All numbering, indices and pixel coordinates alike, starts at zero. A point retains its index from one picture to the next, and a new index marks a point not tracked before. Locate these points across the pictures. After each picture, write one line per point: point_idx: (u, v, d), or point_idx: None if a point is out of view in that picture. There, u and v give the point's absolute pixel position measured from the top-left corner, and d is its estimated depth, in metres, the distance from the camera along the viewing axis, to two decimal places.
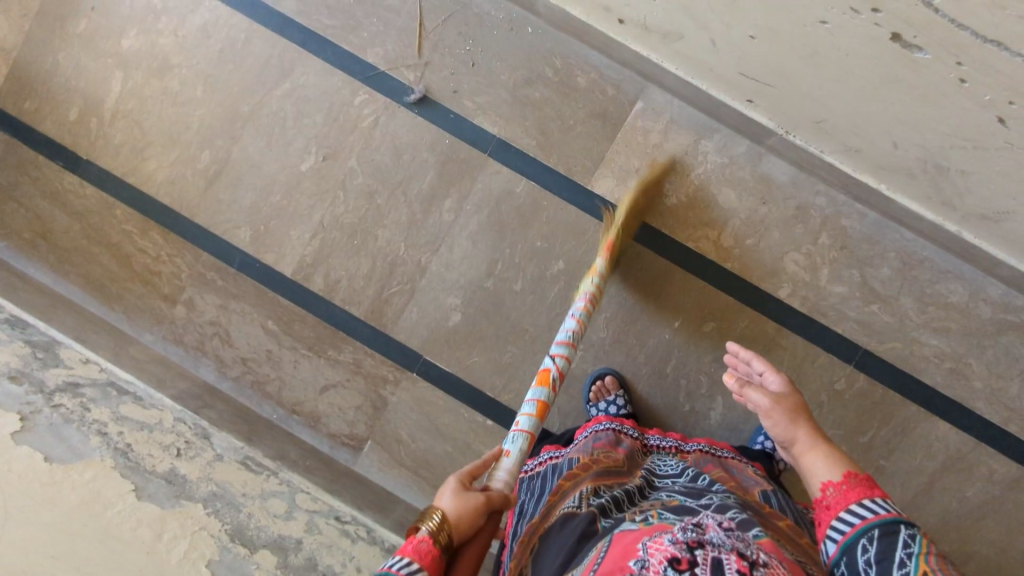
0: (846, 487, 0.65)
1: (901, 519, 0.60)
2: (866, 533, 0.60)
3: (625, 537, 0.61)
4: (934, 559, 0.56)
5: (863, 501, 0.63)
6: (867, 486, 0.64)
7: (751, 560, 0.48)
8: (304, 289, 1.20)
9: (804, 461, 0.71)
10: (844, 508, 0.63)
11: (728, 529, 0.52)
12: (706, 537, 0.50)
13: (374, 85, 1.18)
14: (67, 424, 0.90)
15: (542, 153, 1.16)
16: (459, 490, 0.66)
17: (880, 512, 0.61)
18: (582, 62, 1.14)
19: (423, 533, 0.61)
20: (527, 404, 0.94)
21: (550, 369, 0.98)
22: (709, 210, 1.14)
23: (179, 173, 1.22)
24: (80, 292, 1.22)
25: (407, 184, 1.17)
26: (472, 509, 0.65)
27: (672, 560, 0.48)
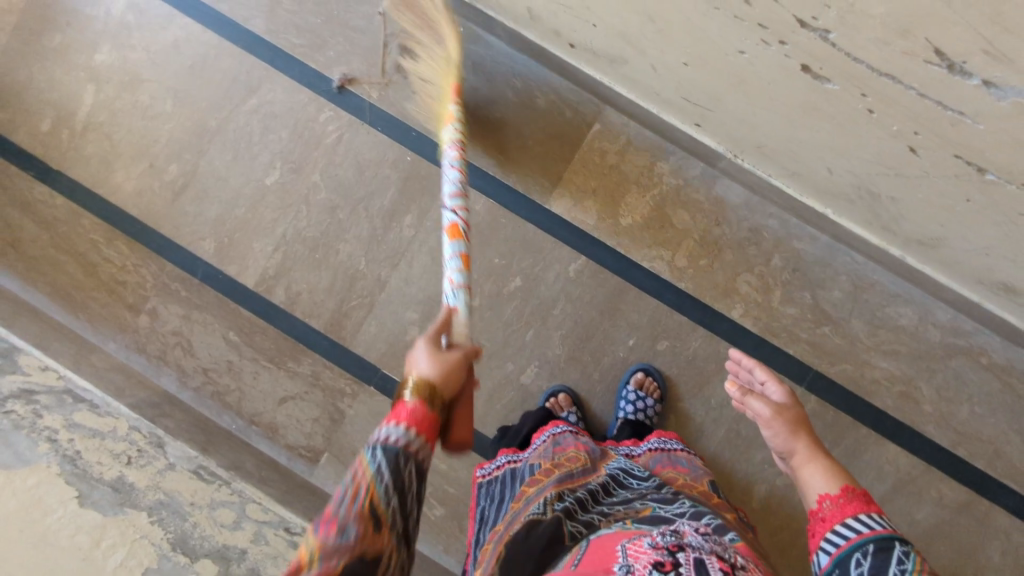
0: (843, 502, 0.65)
1: (897, 537, 0.61)
2: (861, 547, 0.61)
3: (603, 541, 0.67)
4: None
5: (859, 515, 0.64)
6: (863, 501, 0.65)
7: (729, 561, 0.57)
8: (265, 301, 1.22)
9: (803, 470, 0.71)
10: (840, 520, 0.64)
11: (703, 534, 0.62)
12: (686, 540, 0.60)
13: (338, 103, 1.20)
14: (14, 431, 0.92)
15: (501, 172, 1.18)
16: (437, 355, 0.69)
17: (875, 528, 0.62)
18: (542, 84, 1.17)
19: (405, 398, 0.62)
20: (451, 260, 0.93)
21: (456, 221, 0.96)
22: (664, 230, 1.15)
23: (147, 185, 1.24)
24: (46, 300, 1.24)
25: (368, 200, 1.20)
26: (453, 375, 0.68)
27: (656, 564, 0.56)
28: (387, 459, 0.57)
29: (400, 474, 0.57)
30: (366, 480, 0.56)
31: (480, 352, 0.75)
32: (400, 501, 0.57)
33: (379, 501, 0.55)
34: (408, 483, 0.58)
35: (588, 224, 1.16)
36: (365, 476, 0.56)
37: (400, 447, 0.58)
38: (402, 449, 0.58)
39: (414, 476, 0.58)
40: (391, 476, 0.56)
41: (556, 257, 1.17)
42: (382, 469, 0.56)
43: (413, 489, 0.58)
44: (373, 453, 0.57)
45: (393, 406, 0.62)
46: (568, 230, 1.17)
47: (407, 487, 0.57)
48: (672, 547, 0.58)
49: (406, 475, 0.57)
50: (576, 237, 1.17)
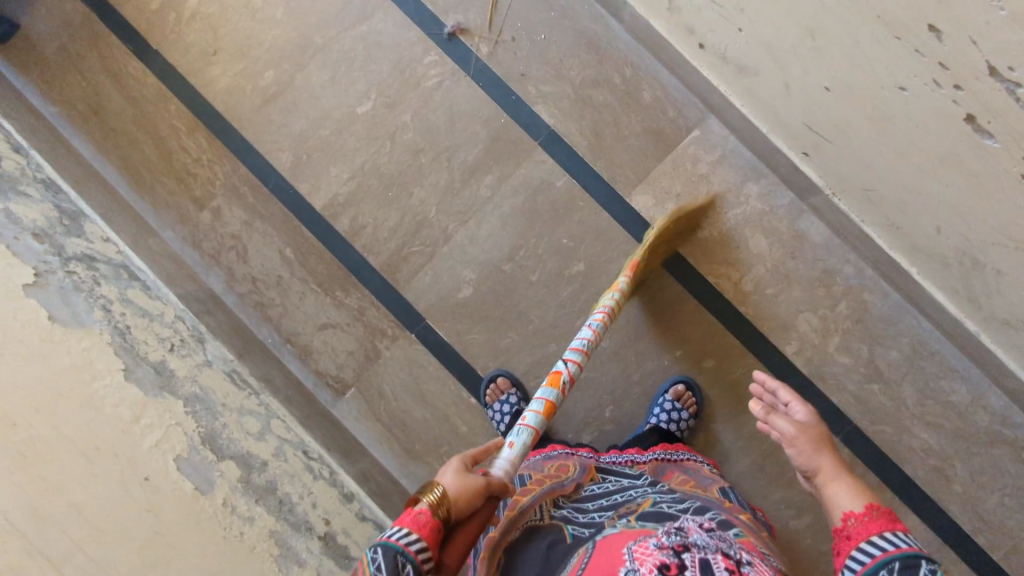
0: (866, 519, 0.58)
1: (924, 554, 0.53)
2: (887, 564, 0.54)
3: (610, 541, 0.65)
4: None
5: (884, 532, 0.57)
6: (889, 519, 0.58)
7: (735, 560, 0.56)
8: (328, 226, 1.21)
9: (827, 487, 0.65)
10: (864, 538, 0.57)
11: (709, 533, 0.61)
12: (690, 540, 0.59)
13: (446, 49, 1.19)
14: (74, 292, 0.93)
15: (590, 155, 1.16)
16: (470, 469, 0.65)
17: (902, 546, 0.55)
18: (651, 76, 1.15)
19: (417, 499, 0.59)
20: (536, 401, 0.83)
21: (563, 371, 0.88)
22: (738, 251, 1.14)
23: (239, 85, 1.23)
24: (116, 174, 1.25)
25: (452, 151, 1.19)
26: (477, 494, 0.62)
27: (661, 565, 0.55)
28: (386, 560, 0.55)
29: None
30: None
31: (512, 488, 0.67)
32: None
33: None
34: None
35: (663, 226, 1.15)
36: (361, 574, 0.56)
37: (401, 547, 0.56)
38: (403, 549, 0.56)
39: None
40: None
41: (625, 252, 1.16)
42: (379, 569, 0.55)
43: None
44: (374, 553, 0.56)
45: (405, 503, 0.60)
46: (643, 228, 1.15)
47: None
48: (678, 547, 0.57)
49: None
50: (650, 236, 1.15)
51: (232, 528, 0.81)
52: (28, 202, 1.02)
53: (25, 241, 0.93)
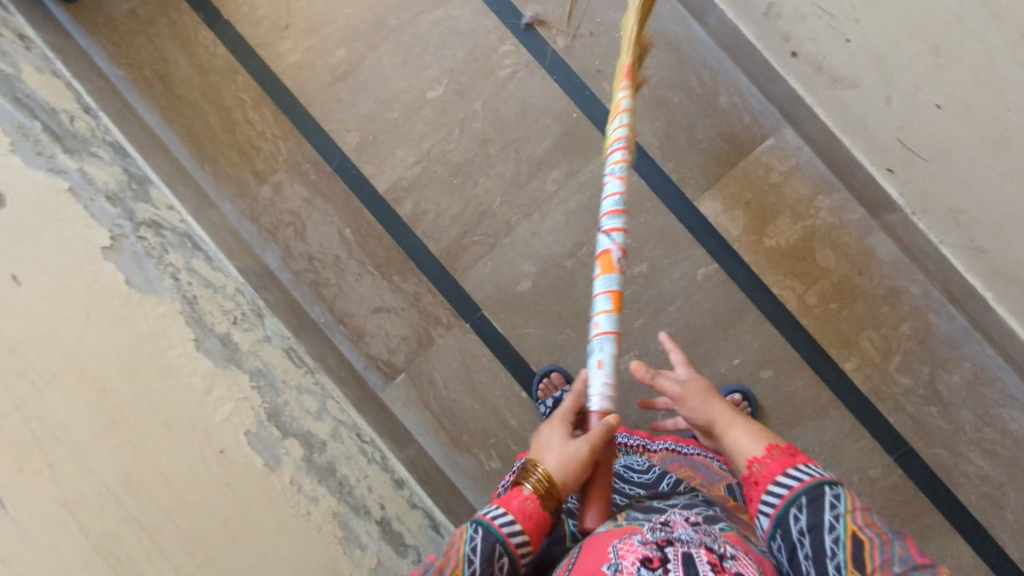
0: (767, 461, 0.63)
1: (826, 480, 0.59)
2: (795, 503, 0.59)
3: (594, 541, 0.64)
4: (862, 514, 0.57)
5: (786, 469, 0.61)
6: (789, 455, 0.62)
7: (718, 554, 0.56)
8: (391, 210, 1.21)
9: (725, 433, 0.69)
10: (771, 480, 0.61)
11: (694, 526, 0.61)
12: (675, 535, 0.59)
13: (522, 40, 1.18)
14: (146, 257, 0.92)
15: (661, 157, 1.15)
16: (568, 442, 0.70)
17: (805, 479, 0.59)
18: (729, 82, 1.13)
19: (522, 487, 0.65)
20: (602, 298, 0.86)
21: (610, 250, 0.88)
22: (804, 263, 1.13)
23: (309, 61, 1.22)
24: (178, 142, 1.24)
25: (521, 143, 1.18)
26: (579, 471, 0.68)
27: (644, 560, 0.56)
28: (484, 544, 0.60)
29: (487, 574, 0.60)
30: (456, 556, 0.60)
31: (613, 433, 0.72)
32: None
33: None
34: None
35: (730, 233, 1.14)
36: (457, 556, 0.60)
37: (502, 536, 0.61)
38: (503, 539, 0.61)
39: (504, 570, 0.61)
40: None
41: (689, 256, 1.15)
42: (475, 554, 0.60)
43: None
44: (475, 532, 0.61)
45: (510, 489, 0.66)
46: (709, 233, 1.15)
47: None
48: (662, 542, 0.58)
49: (495, 567, 0.60)
50: (716, 243, 1.14)
51: (301, 507, 0.80)
52: (100, 164, 1.01)
53: (100, 203, 0.92)
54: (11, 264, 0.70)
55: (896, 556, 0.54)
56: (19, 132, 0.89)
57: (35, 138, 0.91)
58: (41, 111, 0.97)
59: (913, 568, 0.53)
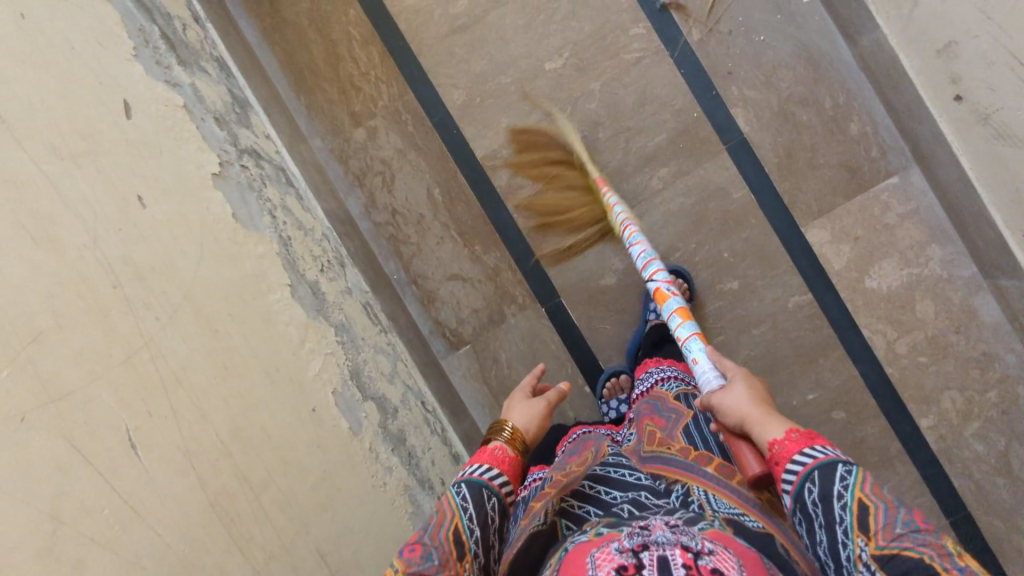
0: (785, 441, 0.57)
1: (839, 458, 0.54)
2: (808, 477, 0.54)
3: (574, 551, 0.52)
4: (870, 485, 0.52)
5: (804, 450, 0.56)
6: (806, 435, 0.57)
7: (695, 552, 0.45)
8: (485, 177, 1.16)
9: (754, 433, 0.61)
10: (788, 458, 0.56)
11: (673, 526, 0.49)
12: (652, 538, 0.47)
13: (656, 25, 1.11)
14: (249, 190, 0.89)
15: (776, 175, 1.10)
16: (522, 404, 0.78)
17: (818, 455, 0.55)
18: (865, 110, 1.07)
19: (496, 445, 0.69)
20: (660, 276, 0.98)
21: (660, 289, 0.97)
22: (902, 310, 1.08)
23: (429, 7, 1.16)
24: (277, 68, 1.19)
25: (634, 133, 1.12)
26: (535, 416, 0.76)
27: (619, 568, 0.44)
28: (471, 491, 0.62)
29: (483, 516, 0.60)
30: (451, 510, 0.59)
31: (565, 391, 0.81)
32: (481, 535, 0.59)
33: (463, 528, 0.58)
34: (490, 518, 0.61)
35: (831, 266, 1.10)
36: (450, 508, 0.60)
37: (487, 482, 0.63)
38: (489, 484, 0.63)
39: (498, 510, 0.62)
40: (481, 529, 0.59)
41: (784, 282, 1.11)
42: (467, 501, 0.61)
43: (494, 525, 0.61)
44: (459, 489, 0.62)
45: (477, 449, 0.69)
46: (810, 261, 1.10)
47: (490, 526, 0.60)
48: (637, 546, 0.46)
49: (488, 509, 0.61)
50: (814, 272, 1.10)
51: (378, 477, 0.78)
52: (209, 80, 0.97)
53: (208, 124, 0.88)
54: (136, 182, 0.66)
55: (901, 521, 0.48)
56: (140, 36, 0.85)
57: (153, 44, 0.86)
58: (159, 15, 0.93)
59: (917, 532, 0.47)
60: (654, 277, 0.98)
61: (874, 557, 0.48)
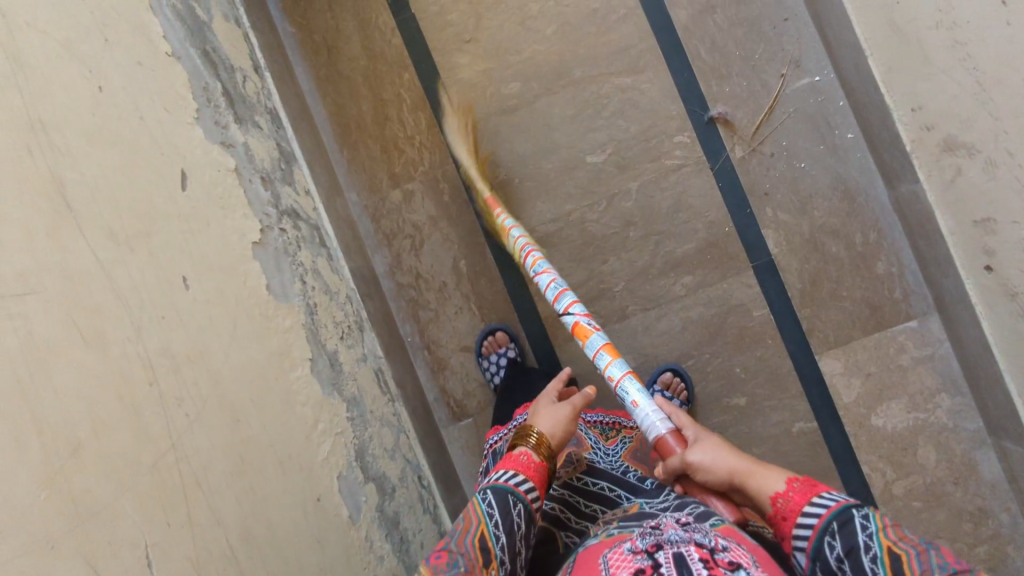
0: (790, 492, 0.58)
1: (851, 503, 0.55)
2: (827, 531, 0.54)
3: (587, 553, 0.61)
4: (891, 530, 0.53)
5: (810, 500, 0.57)
6: (810, 483, 0.58)
7: (709, 547, 0.53)
8: (512, 257, 1.17)
9: (749, 487, 0.62)
10: (799, 512, 0.57)
11: (683, 525, 0.58)
12: (664, 537, 0.56)
13: (700, 136, 1.13)
14: (284, 255, 0.90)
15: (798, 300, 1.12)
16: (548, 409, 0.77)
17: (832, 504, 0.56)
18: (892, 251, 1.09)
19: (525, 451, 0.70)
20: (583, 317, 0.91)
21: (582, 321, 0.91)
22: (903, 452, 1.09)
23: (482, 84, 1.17)
24: (324, 119, 1.21)
25: (665, 237, 1.14)
26: (561, 422, 0.75)
27: (637, 570, 0.52)
28: (496, 498, 0.64)
29: (509, 524, 0.62)
30: (477, 517, 0.62)
31: (592, 396, 0.79)
32: (507, 542, 0.61)
33: (489, 535, 0.61)
34: (516, 525, 0.63)
35: (839, 398, 1.11)
36: (476, 515, 0.62)
37: (512, 487, 0.65)
38: (514, 489, 0.65)
39: (524, 518, 0.64)
40: (506, 537, 0.61)
41: (790, 406, 1.12)
42: (493, 508, 0.63)
43: (521, 532, 0.63)
44: (485, 495, 0.64)
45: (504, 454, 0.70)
46: (819, 390, 1.11)
47: (516, 533, 0.62)
48: (652, 548, 0.55)
49: (515, 517, 0.63)
50: (821, 401, 1.11)
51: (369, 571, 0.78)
52: (260, 136, 0.98)
53: (255, 186, 0.90)
54: (181, 263, 0.67)
55: (936, 565, 0.50)
56: (203, 95, 0.87)
57: (214, 103, 0.88)
58: (222, 70, 0.95)
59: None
60: (570, 311, 0.92)
61: None
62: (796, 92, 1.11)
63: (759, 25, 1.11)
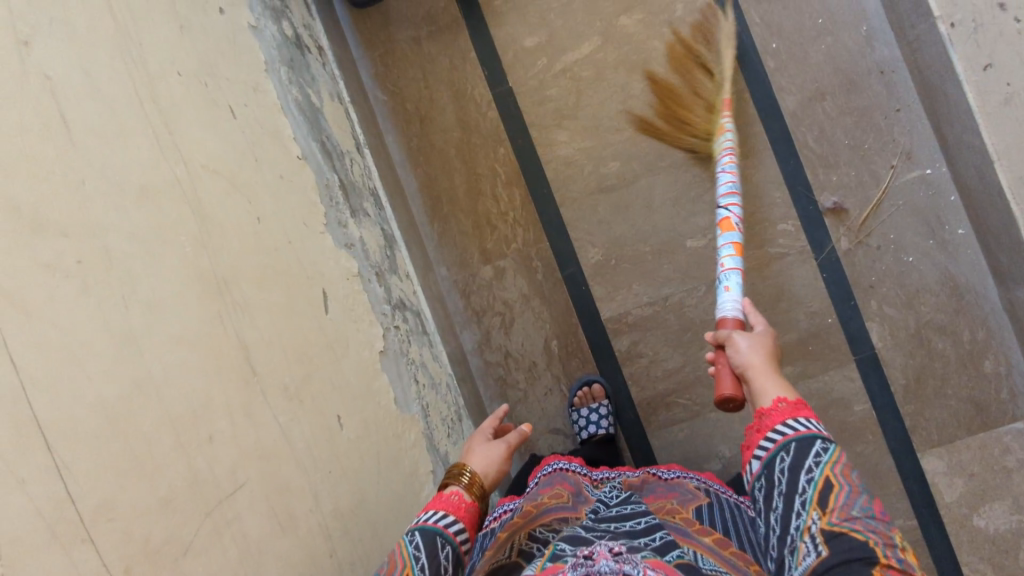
0: (773, 410, 0.59)
1: (817, 433, 0.56)
2: (784, 447, 0.56)
3: None
4: (840, 466, 0.54)
5: (786, 420, 0.58)
6: (795, 405, 0.59)
7: None
8: (606, 339, 1.15)
9: (753, 381, 0.64)
10: (770, 427, 0.58)
11: (615, 555, 0.52)
12: (595, 568, 0.51)
13: (806, 225, 1.11)
14: (401, 356, 0.87)
15: (901, 396, 1.09)
16: (482, 449, 0.68)
17: (800, 429, 0.56)
18: (1000, 350, 1.06)
19: (458, 490, 0.62)
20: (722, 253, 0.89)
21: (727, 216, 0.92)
22: (1007, 556, 1.06)
23: (581, 162, 1.15)
24: (415, 190, 1.19)
25: (764, 326, 1.12)
26: (495, 462, 0.67)
27: None
28: (423, 541, 0.56)
29: (436, 567, 0.54)
30: (402, 563, 0.54)
31: (528, 432, 0.72)
32: None
33: None
34: (444, 567, 0.55)
35: (940, 498, 1.08)
36: (400, 558, 0.54)
37: (440, 528, 0.57)
38: (442, 530, 0.57)
39: (453, 561, 0.56)
40: None
41: (888, 502, 1.10)
42: (419, 550, 0.55)
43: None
44: (412, 538, 0.56)
45: (433, 493, 0.62)
46: (920, 489, 1.09)
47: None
48: None
49: (442, 561, 0.55)
50: (921, 499, 1.09)
51: None
52: (369, 224, 0.95)
53: (373, 285, 0.87)
54: (337, 401, 0.65)
55: (860, 506, 0.52)
56: (327, 194, 0.83)
57: (336, 199, 0.85)
58: (336, 158, 0.92)
59: (872, 518, 0.51)
60: (725, 206, 0.93)
61: (822, 531, 0.51)
62: (907, 186, 1.08)
63: (869, 116, 1.09)
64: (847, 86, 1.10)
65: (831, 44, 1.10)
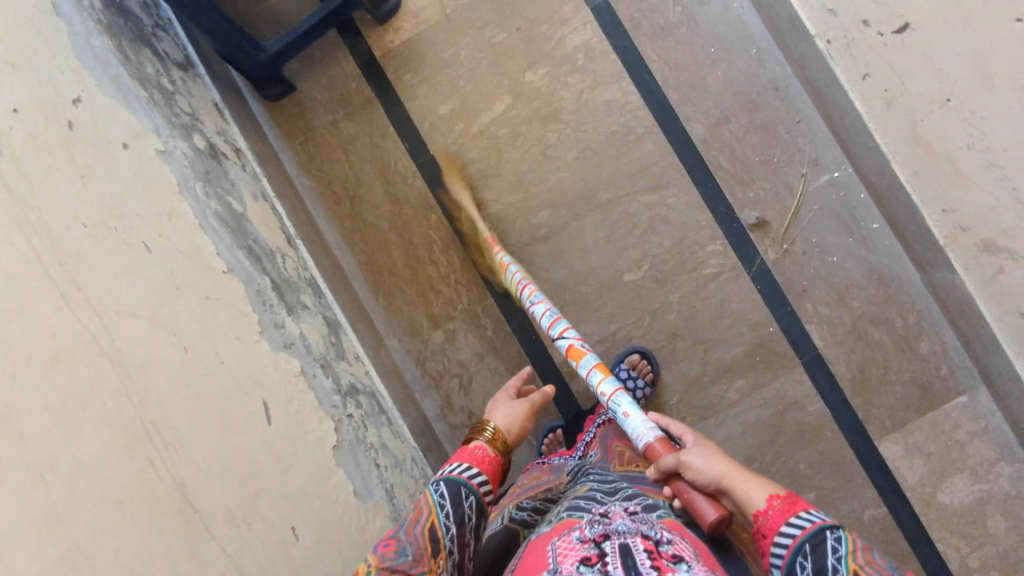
0: (770, 511, 0.59)
1: (826, 525, 0.56)
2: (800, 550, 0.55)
3: (535, 542, 0.57)
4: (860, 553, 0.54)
5: (789, 519, 0.57)
6: (790, 501, 0.59)
7: (654, 539, 0.51)
8: (563, 382, 1.17)
9: (736, 490, 0.62)
10: (777, 529, 0.57)
11: (630, 515, 0.56)
12: (613, 526, 0.53)
13: (733, 243, 1.15)
14: (357, 445, 0.87)
15: (850, 390, 1.13)
16: (507, 407, 0.81)
17: (810, 526, 0.56)
18: (932, 330, 1.11)
19: (480, 444, 0.71)
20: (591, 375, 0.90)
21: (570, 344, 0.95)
22: (974, 525, 1.10)
23: (511, 215, 1.19)
24: (354, 267, 1.20)
25: (710, 344, 1.15)
26: (517, 418, 0.80)
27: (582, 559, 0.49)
28: (448, 490, 0.63)
29: (460, 514, 0.61)
30: (428, 508, 0.60)
31: (550, 394, 0.85)
32: (457, 532, 0.60)
33: (440, 525, 0.60)
34: (466, 514, 0.62)
35: (905, 481, 1.12)
36: (427, 506, 0.61)
37: (464, 479, 0.64)
38: (467, 481, 0.64)
39: (475, 509, 0.63)
40: (457, 527, 0.60)
41: (858, 493, 1.12)
42: (444, 498, 0.62)
43: (471, 522, 0.62)
44: (435, 487, 0.63)
45: (458, 447, 0.70)
46: (885, 477, 1.12)
47: (466, 523, 0.62)
48: (599, 537, 0.52)
49: (465, 507, 0.62)
50: (887, 484, 1.12)
51: None
52: (309, 317, 0.96)
53: (319, 378, 0.87)
54: (289, 511, 0.66)
55: None
56: (259, 299, 0.84)
57: (269, 301, 0.86)
58: (266, 259, 0.93)
59: None
60: (562, 334, 0.96)
61: None
62: (820, 193, 1.14)
63: (774, 131, 1.15)
64: (748, 107, 1.15)
65: (726, 70, 1.16)
